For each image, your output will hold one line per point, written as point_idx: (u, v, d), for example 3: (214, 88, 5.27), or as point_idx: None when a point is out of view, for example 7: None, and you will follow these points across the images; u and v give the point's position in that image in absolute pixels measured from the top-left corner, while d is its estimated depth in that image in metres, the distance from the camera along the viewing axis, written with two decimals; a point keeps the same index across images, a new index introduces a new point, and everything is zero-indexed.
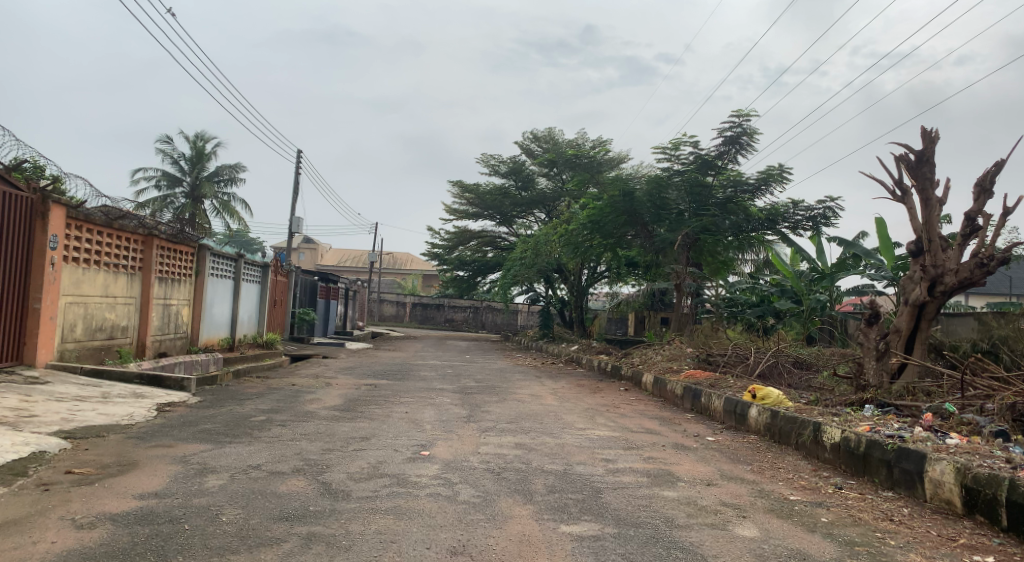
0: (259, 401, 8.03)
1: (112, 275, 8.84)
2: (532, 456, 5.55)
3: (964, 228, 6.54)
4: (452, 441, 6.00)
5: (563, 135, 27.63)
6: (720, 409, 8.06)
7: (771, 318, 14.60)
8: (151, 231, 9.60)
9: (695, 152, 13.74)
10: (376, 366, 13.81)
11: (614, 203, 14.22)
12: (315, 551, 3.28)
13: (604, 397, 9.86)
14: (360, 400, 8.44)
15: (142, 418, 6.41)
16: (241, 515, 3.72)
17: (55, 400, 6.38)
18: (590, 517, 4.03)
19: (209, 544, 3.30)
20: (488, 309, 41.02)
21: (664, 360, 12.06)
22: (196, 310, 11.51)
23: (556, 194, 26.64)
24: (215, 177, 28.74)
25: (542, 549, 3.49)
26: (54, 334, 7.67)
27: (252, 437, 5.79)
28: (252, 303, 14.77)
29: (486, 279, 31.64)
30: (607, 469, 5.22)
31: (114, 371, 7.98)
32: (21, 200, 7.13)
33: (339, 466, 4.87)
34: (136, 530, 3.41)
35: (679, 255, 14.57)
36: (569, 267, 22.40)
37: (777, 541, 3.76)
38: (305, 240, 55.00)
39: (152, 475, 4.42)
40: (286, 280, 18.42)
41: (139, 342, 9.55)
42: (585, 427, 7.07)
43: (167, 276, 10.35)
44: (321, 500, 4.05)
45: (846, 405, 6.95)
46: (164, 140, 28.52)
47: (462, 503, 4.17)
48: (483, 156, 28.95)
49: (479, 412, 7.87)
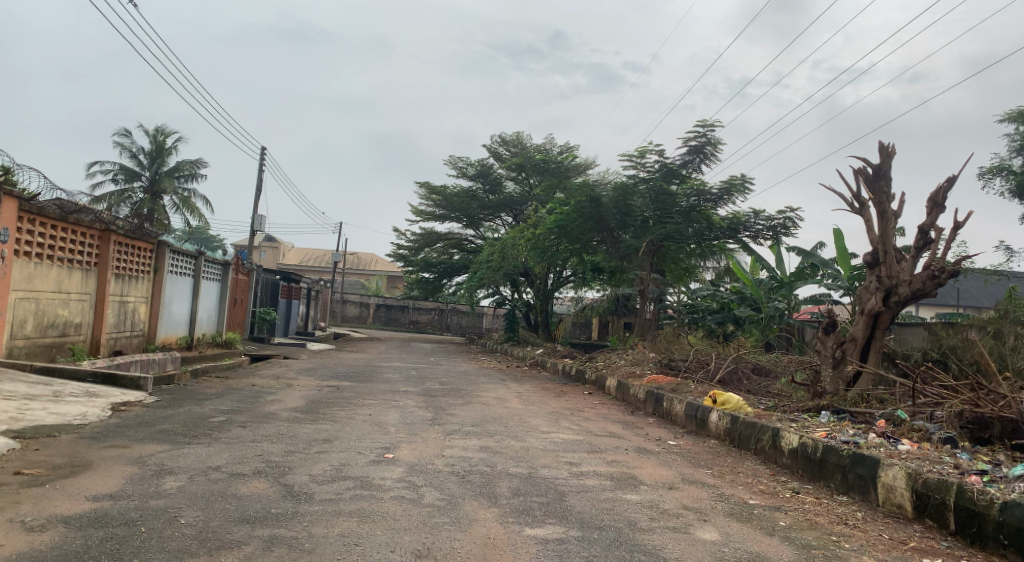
0: (217, 401, 7.87)
1: (66, 271, 8.56)
2: (497, 459, 5.55)
3: (917, 241, 6.78)
4: (417, 444, 5.96)
5: (531, 140, 27.76)
6: (681, 414, 8.17)
7: (731, 325, 14.85)
8: (108, 226, 9.33)
9: (661, 161, 13.86)
10: (339, 368, 13.62)
11: (582, 208, 14.39)
12: (276, 553, 3.24)
13: (568, 401, 9.91)
14: (323, 402, 8.34)
15: (96, 418, 6.22)
16: (200, 517, 3.64)
17: (3, 399, 6.15)
18: (554, 520, 4.05)
19: (167, 547, 3.22)
20: (453, 312, 41.09)
21: (628, 364, 12.19)
22: (154, 308, 11.23)
23: (523, 199, 26.69)
24: (174, 172, 28.06)
25: (506, 551, 3.51)
26: (3, 331, 7.39)
27: (211, 438, 5.67)
28: (212, 301, 14.51)
29: (451, 282, 31.49)
30: (571, 472, 5.27)
31: (67, 370, 7.73)
32: None
33: (302, 468, 4.80)
34: (90, 533, 3.30)
35: (644, 261, 14.82)
36: (536, 271, 22.52)
37: (736, 545, 3.83)
38: (268, 240, 54.36)
39: (107, 476, 4.30)
40: (249, 278, 18.09)
41: (94, 340, 9.26)
42: (549, 430, 7.10)
43: (124, 273, 10.09)
44: (283, 502, 4.00)
45: (804, 412, 7.12)
46: (122, 133, 27.79)
47: (427, 506, 4.15)
48: (450, 158, 28.81)
49: (444, 415, 7.82)
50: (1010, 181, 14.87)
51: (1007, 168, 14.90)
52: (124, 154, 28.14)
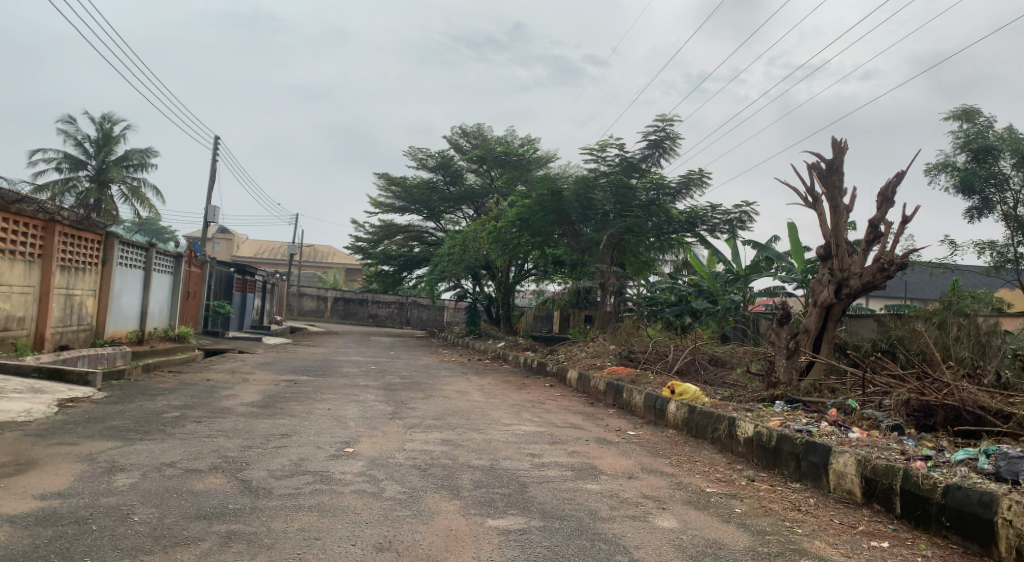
0: (170, 397, 7.67)
1: (8, 262, 8.22)
2: (458, 452, 5.54)
3: (868, 235, 6.99)
4: (377, 438, 5.91)
5: (491, 132, 27.72)
6: (640, 404, 8.29)
7: (688, 317, 15.08)
8: (52, 217, 8.99)
9: (621, 155, 13.99)
10: (297, 362, 13.40)
11: (543, 201, 14.47)
12: (234, 549, 3.17)
13: (530, 393, 9.95)
14: (281, 396, 8.20)
15: (41, 415, 6.00)
16: (154, 514, 3.54)
17: None
18: (516, 511, 4.06)
19: (119, 544, 3.12)
20: (413, 305, 40.41)
21: (589, 356, 12.29)
22: (102, 301, 10.86)
23: (484, 191, 26.63)
24: (122, 161, 27.16)
25: (468, 543, 3.50)
26: None
27: (164, 433, 5.53)
28: (164, 294, 14.10)
29: (412, 275, 31.28)
30: (532, 463, 5.29)
31: (9, 365, 7.43)
32: None
33: (260, 464, 4.71)
34: (37, 533, 3.19)
35: (604, 254, 14.94)
36: (497, 264, 22.51)
37: (694, 532, 3.91)
38: (222, 231, 53.16)
39: (54, 474, 4.15)
40: (203, 271, 17.62)
41: (38, 334, 8.92)
42: (511, 423, 7.11)
43: (70, 265, 9.73)
44: (241, 497, 3.93)
45: (759, 402, 7.29)
46: (66, 121, 26.74)
47: (388, 499, 4.12)
48: (410, 149, 28.58)
49: (405, 408, 7.77)
50: (954, 176, 15.45)
51: (951, 164, 15.47)
52: (68, 142, 27.08)
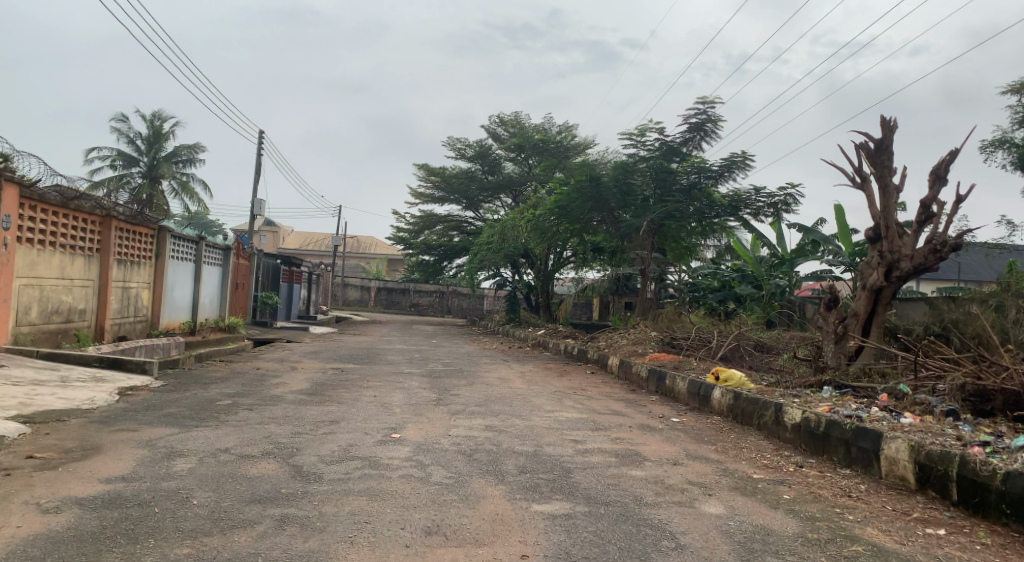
0: (223, 385, 7.93)
1: (69, 257, 8.58)
2: (502, 438, 5.59)
3: (919, 215, 6.77)
4: (423, 424, 6.00)
5: (529, 120, 27.62)
6: (684, 391, 8.22)
7: (732, 303, 14.84)
8: (109, 212, 9.33)
9: (661, 139, 13.80)
10: (342, 350, 13.70)
11: (582, 188, 14.41)
12: (288, 531, 3.28)
13: (571, 381, 9.97)
14: (328, 384, 8.40)
15: (104, 402, 6.28)
16: (211, 498, 3.68)
17: (12, 385, 6.25)
18: (561, 496, 4.09)
19: (181, 526, 3.26)
20: (454, 294, 40.85)
21: (630, 343, 12.23)
22: (156, 294, 11.24)
23: (522, 179, 26.61)
24: (172, 157, 27.97)
25: (514, 527, 3.55)
26: (9, 317, 7.48)
27: (219, 420, 5.73)
28: (214, 286, 14.53)
29: (452, 264, 31.51)
30: (576, 449, 5.30)
31: (72, 355, 7.77)
32: None
33: (310, 449, 4.85)
34: (104, 514, 3.35)
35: (645, 240, 14.77)
36: (536, 252, 22.49)
37: (741, 518, 3.88)
38: (268, 224, 54.42)
39: (118, 459, 4.34)
40: (251, 263, 18.08)
41: (98, 325, 9.29)
42: (554, 409, 7.15)
43: (126, 259, 10.10)
44: (293, 482, 4.04)
45: (806, 387, 7.14)
46: (119, 119, 27.66)
47: (435, 484, 4.20)
48: (448, 139, 28.72)
49: (448, 395, 7.88)
50: (1013, 153, 14.78)
51: (1010, 141, 14.81)
52: (121, 140, 28.02)
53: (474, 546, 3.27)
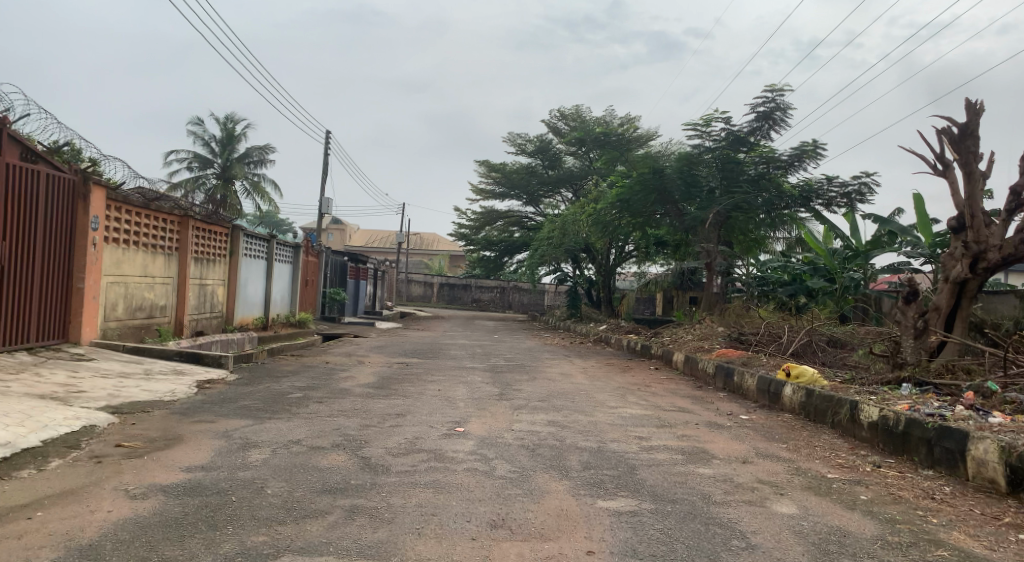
0: (294, 378, 8.20)
1: (150, 256, 9.03)
2: (566, 433, 5.57)
3: (1009, 203, 6.35)
4: (486, 418, 6.04)
5: (589, 113, 27.38)
6: (753, 388, 7.99)
7: (803, 297, 14.30)
8: (186, 213, 9.77)
9: (727, 129, 13.46)
10: (406, 345, 13.95)
11: (644, 180, 14.17)
12: (358, 522, 3.36)
13: (635, 376, 9.85)
14: (393, 378, 8.57)
15: (184, 394, 6.58)
16: (285, 488, 3.81)
17: (101, 377, 6.64)
18: (627, 493, 4.04)
19: (257, 515, 3.38)
20: (515, 289, 40.99)
21: (695, 339, 11.98)
22: (231, 291, 11.72)
23: (583, 173, 26.45)
24: (244, 158, 29.08)
25: (580, 523, 3.53)
26: (97, 313, 7.94)
27: (290, 413, 5.92)
28: (285, 283, 15.05)
29: (513, 260, 31.66)
30: (640, 446, 5.23)
31: (154, 349, 8.19)
32: (63, 181, 7.33)
33: (377, 442, 4.95)
34: (186, 501, 3.51)
35: (710, 233, 14.56)
36: (597, 246, 22.31)
37: (815, 518, 3.74)
38: (334, 222, 55.97)
39: (197, 449, 4.54)
40: (319, 260, 18.61)
41: (178, 321, 9.77)
42: (617, 405, 7.07)
43: (203, 257, 10.56)
44: (362, 474, 4.14)
45: (882, 384, 6.83)
46: (195, 123, 28.94)
47: (500, 478, 4.21)
48: (509, 135, 28.82)
49: (511, 390, 7.91)
50: None
51: None
52: (197, 143, 29.31)
53: (539, 541, 3.26)
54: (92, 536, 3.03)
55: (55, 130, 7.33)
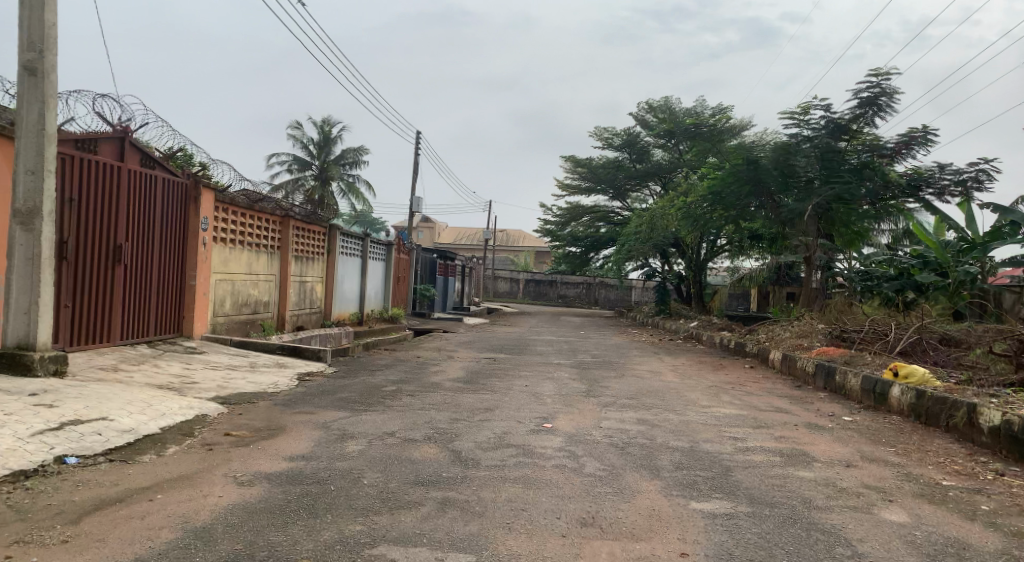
0: (387, 372, 8.47)
1: (255, 254, 9.55)
2: (656, 432, 5.46)
3: None
4: (574, 415, 6.01)
5: (679, 104, 26.72)
6: (857, 388, 7.55)
7: (911, 294, 13.31)
8: (287, 213, 10.28)
9: (827, 116, 12.74)
10: (494, 341, 14.11)
11: (738, 171, 13.72)
12: (450, 514, 3.42)
13: (728, 375, 9.53)
14: (482, 373, 8.68)
15: (286, 386, 6.93)
16: (380, 479, 3.93)
17: (212, 369, 7.09)
18: (722, 495, 3.91)
19: (354, 504, 3.51)
20: (601, 285, 40.61)
21: (793, 336, 11.45)
22: (328, 288, 12.22)
23: (672, 165, 25.86)
24: (340, 160, 30.27)
25: (672, 524, 3.44)
26: (207, 309, 8.49)
27: (384, 406, 6.11)
28: (378, 279, 15.55)
29: (599, 255, 31.42)
30: (735, 447, 5.05)
31: (259, 343, 8.66)
32: (178, 185, 7.88)
33: (468, 436, 5.02)
34: (289, 489, 3.68)
35: (810, 226, 13.83)
36: (687, 241, 21.73)
37: (930, 528, 3.48)
38: (423, 220, 57.35)
39: (298, 439, 4.76)
40: (410, 257, 19.11)
41: (280, 316, 10.29)
42: (710, 404, 6.86)
43: (302, 255, 11.08)
44: (453, 467, 4.21)
45: (1006, 387, 6.27)
46: (295, 127, 30.40)
47: (589, 476, 4.18)
48: (595, 129, 28.53)
49: (599, 387, 7.84)
50: None
51: None
52: (297, 146, 30.77)
53: (630, 540, 3.21)
54: (205, 519, 3.23)
55: (170, 138, 7.87)
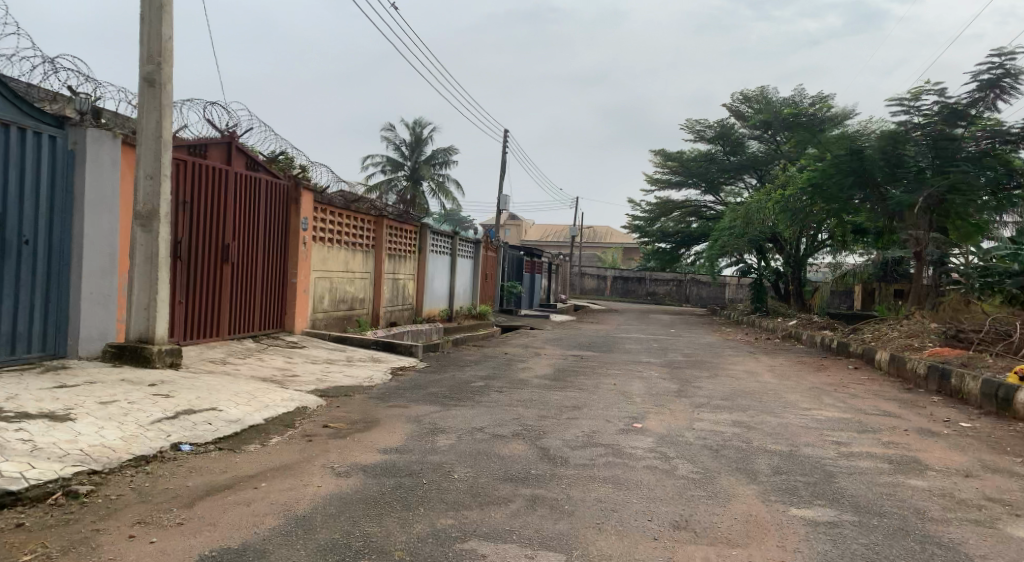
0: (476, 368, 8.58)
1: (351, 253, 9.91)
2: (752, 434, 5.24)
3: None
4: (665, 415, 5.86)
5: (776, 94, 25.61)
6: (976, 392, 6.95)
7: None
8: (380, 212, 10.61)
9: (941, 101, 11.81)
10: (582, 338, 14.01)
11: (840, 162, 12.97)
12: (540, 512, 3.41)
13: (829, 376, 9.04)
14: (570, 371, 8.64)
15: (380, 380, 7.15)
16: (470, 474, 3.97)
17: (312, 363, 7.42)
18: (825, 502, 3.70)
19: (446, 498, 3.56)
20: (692, 282, 39.51)
21: (902, 336, 10.70)
22: (419, 285, 12.52)
23: (769, 157, 24.85)
24: (431, 160, 30.95)
25: (770, 530, 3.29)
26: (308, 305, 8.90)
27: (474, 401, 6.18)
28: (467, 276, 15.80)
29: (691, 251, 30.62)
30: (839, 452, 4.76)
31: (355, 339, 8.99)
32: (280, 187, 8.30)
33: (556, 434, 5.00)
34: (383, 481, 3.79)
35: (921, 220, 13.04)
36: (785, 237, 20.79)
37: None
38: (511, 218, 57.78)
39: (391, 432, 4.90)
40: (497, 255, 19.30)
41: (374, 312, 10.63)
42: (810, 407, 6.52)
43: (395, 253, 11.40)
44: (542, 464, 4.20)
45: None
46: (388, 129, 31.36)
47: (681, 478, 4.05)
48: (686, 122, 27.84)
49: (691, 387, 7.61)
50: None
51: None
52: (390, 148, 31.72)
53: (726, 546, 3.08)
54: (305, 508, 3.37)
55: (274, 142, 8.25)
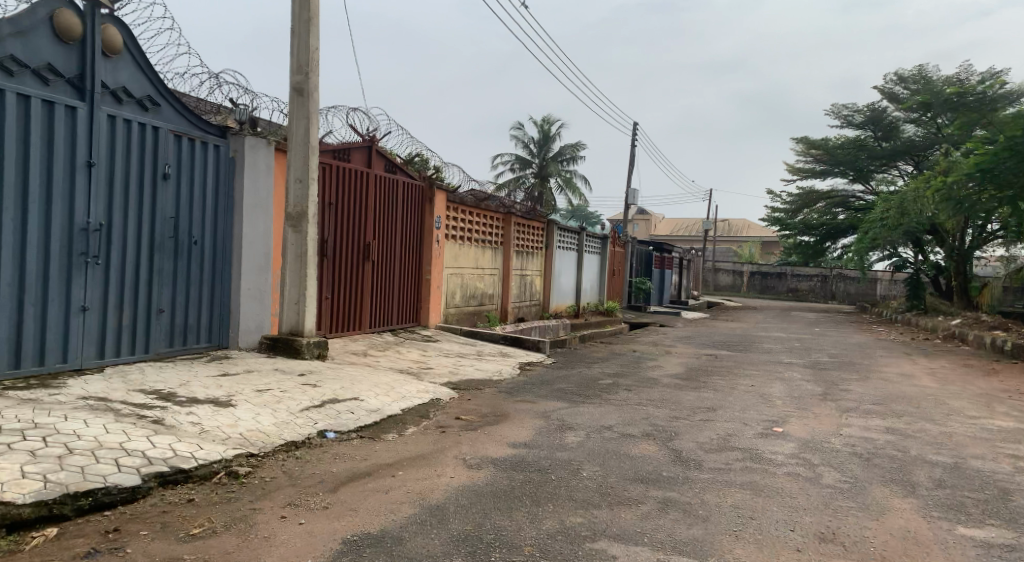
0: (604, 365, 8.48)
1: (481, 250, 10.15)
2: (910, 443, 4.77)
3: None
4: (808, 419, 5.48)
5: (937, 71, 23.23)
6: None
7: None
8: (509, 210, 10.77)
9: None
10: (716, 337, 13.48)
11: (1017, 144, 11.47)
12: (672, 516, 3.30)
13: (1004, 382, 8.05)
14: (702, 370, 8.32)
15: (509, 375, 7.27)
16: (599, 472, 3.93)
17: (445, 357, 7.68)
18: (1000, 523, 3.28)
19: (575, 496, 3.55)
20: (839, 277, 36.75)
21: None
22: (546, 281, 12.59)
23: (929, 143, 22.61)
24: (559, 156, 31.04)
25: (934, 550, 2.97)
26: (441, 300, 9.23)
27: (602, 399, 6.12)
28: (595, 272, 15.69)
29: (837, 245, 28.52)
30: (1017, 467, 4.22)
31: (485, 333, 9.20)
32: (415, 187, 8.65)
33: (689, 435, 4.82)
34: (513, 475, 3.84)
35: None
36: (947, 228, 18.80)
37: None
38: (640, 213, 56.70)
39: (520, 427, 4.95)
40: (626, 250, 19.00)
41: (503, 308, 10.83)
42: (979, 416, 5.84)
43: (523, 250, 11.54)
44: (674, 466, 4.07)
45: None
46: (517, 128, 31.83)
47: (828, 487, 3.77)
48: (832, 108, 26.04)
49: (837, 390, 7.08)
50: None
51: None
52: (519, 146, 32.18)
53: None
54: (438, 498, 3.49)
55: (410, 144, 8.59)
